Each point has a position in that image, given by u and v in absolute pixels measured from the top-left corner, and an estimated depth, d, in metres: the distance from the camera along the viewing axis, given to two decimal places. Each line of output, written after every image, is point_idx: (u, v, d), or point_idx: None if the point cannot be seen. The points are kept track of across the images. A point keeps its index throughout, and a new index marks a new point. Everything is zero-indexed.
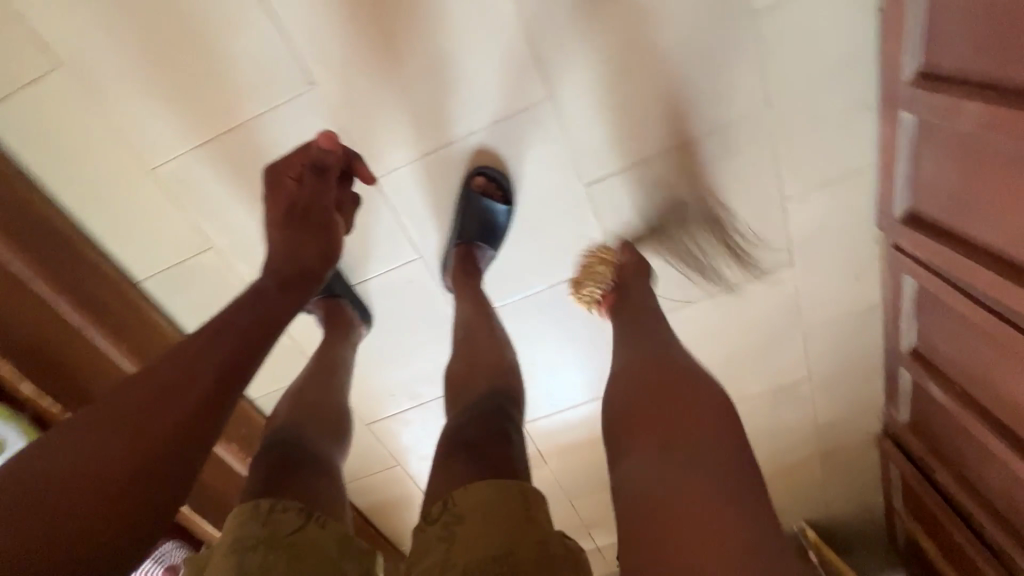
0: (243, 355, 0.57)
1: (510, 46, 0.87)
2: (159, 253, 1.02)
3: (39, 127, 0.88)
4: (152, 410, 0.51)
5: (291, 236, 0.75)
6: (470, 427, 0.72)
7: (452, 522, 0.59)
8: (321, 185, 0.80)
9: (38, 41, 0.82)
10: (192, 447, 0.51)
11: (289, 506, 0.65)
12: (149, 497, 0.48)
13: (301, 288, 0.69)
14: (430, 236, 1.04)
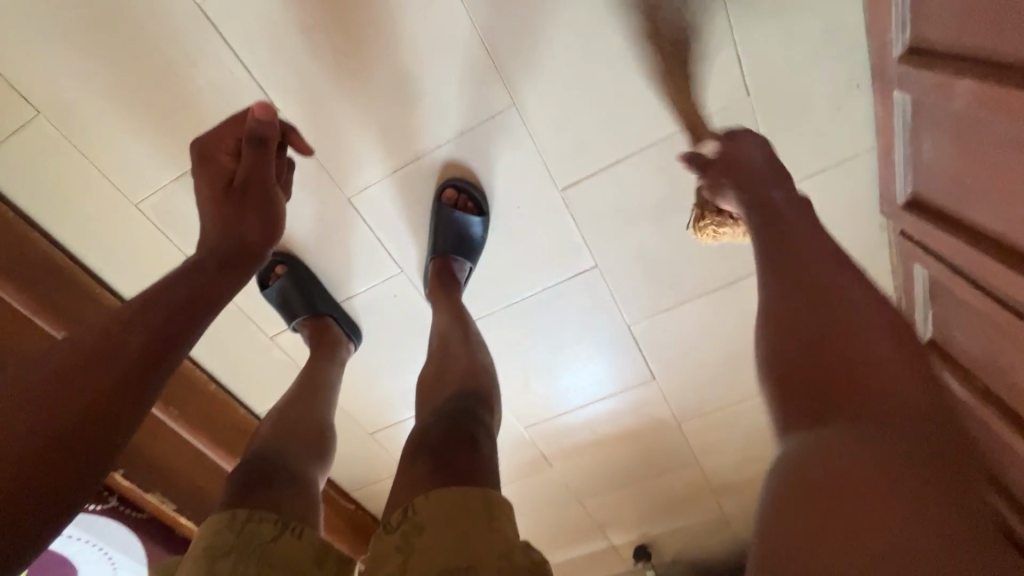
0: (189, 318, 0.51)
1: (467, 56, 0.85)
2: (154, 281, 1.06)
3: (28, 170, 0.92)
4: (83, 364, 0.43)
5: (230, 213, 0.68)
6: (437, 426, 0.69)
7: (411, 532, 0.55)
8: (259, 156, 0.72)
9: (16, 91, 0.85)
10: (123, 410, 0.43)
11: (264, 516, 0.64)
12: (74, 462, 0.39)
13: (239, 268, 0.62)
14: (409, 250, 1.04)
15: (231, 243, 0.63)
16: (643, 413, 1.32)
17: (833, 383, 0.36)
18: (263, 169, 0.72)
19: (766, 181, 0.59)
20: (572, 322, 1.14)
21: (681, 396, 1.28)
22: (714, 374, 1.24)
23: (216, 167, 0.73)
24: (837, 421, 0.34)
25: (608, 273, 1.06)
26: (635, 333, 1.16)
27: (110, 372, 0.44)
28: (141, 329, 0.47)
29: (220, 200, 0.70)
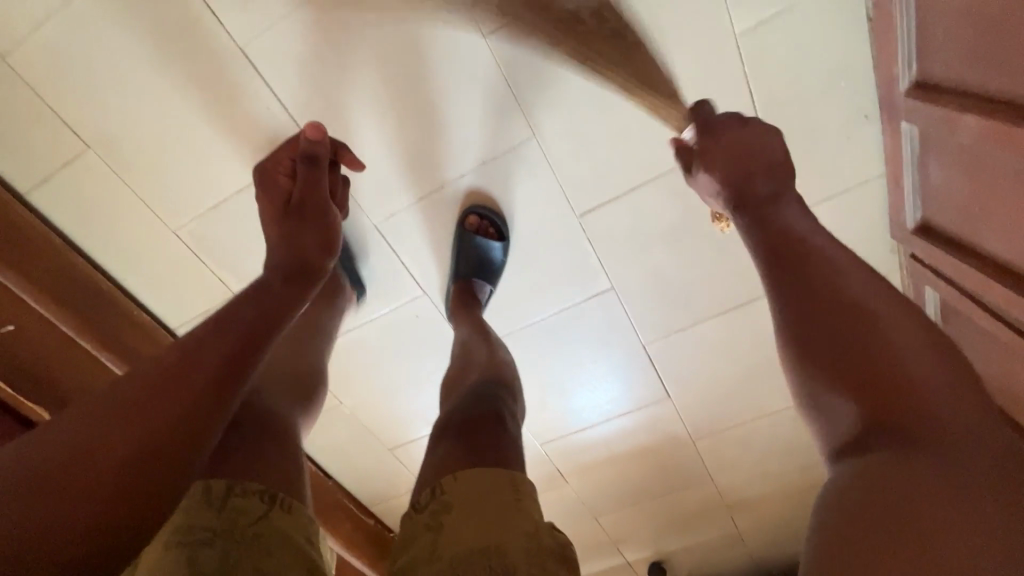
0: (259, 336, 0.51)
1: (490, 91, 0.90)
2: (189, 302, 1.11)
3: (75, 197, 0.97)
4: (160, 384, 0.44)
5: (288, 232, 0.65)
6: (467, 411, 0.75)
7: (442, 510, 0.58)
8: (313, 174, 0.71)
9: (68, 127, 0.91)
10: (196, 434, 0.43)
11: (247, 487, 0.60)
12: (162, 481, 0.41)
13: (300, 284, 0.60)
14: (432, 273, 1.08)
15: (290, 262, 0.60)
16: (659, 429, 1.33)
17: (878, 407, 0.39)
18: (318, 185, 0.69)
19: (764, 169, 0.59)
20: (588, 342, 1.17)
21: (696, 414, 1.30)
22: (730, 393, 1.26)
23: (274, 187, 0.73)
24: (897, 451, 0.37)
25: (624, 295, 1.10)
26: (650, 353, 1.19)
27: (188, 394, 0.44)
28: (214, 348, 0.47)
29: (280, 220, 0.68)
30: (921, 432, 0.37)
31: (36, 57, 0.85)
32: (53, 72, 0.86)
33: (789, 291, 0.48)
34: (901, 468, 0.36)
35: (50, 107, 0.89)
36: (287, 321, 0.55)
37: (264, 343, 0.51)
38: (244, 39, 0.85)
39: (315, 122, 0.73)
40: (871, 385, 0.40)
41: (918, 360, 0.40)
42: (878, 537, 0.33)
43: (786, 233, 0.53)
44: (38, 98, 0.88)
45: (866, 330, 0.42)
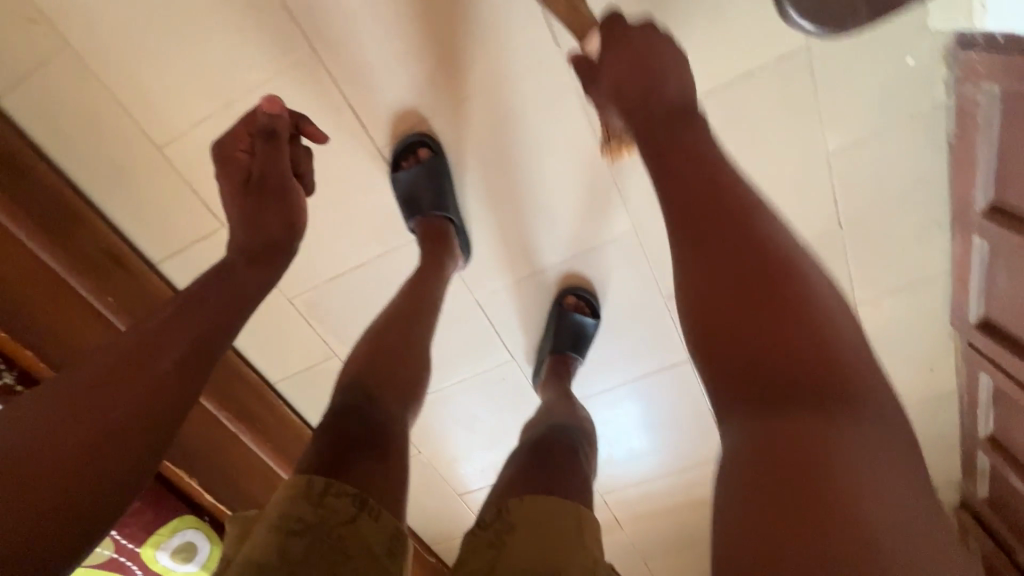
0: (220, 319, 0.56)
1: (596, 190, 0.96)
2: (291, 362, 1.16)
3: (204, 267, 1.05)
4: (140, 345, 0.50)
5: (253, 210, 0.75)
6: (554, 445, 0.84)
7: (505, 531, 0.65)
8: (271, 152, 0.77)
9: (207, 206, 0.99)
10: (163, 416, 0.49)
11: (342, 489, 0.62)
12: (139, 431, 0.47)
13: (266, 261, 0.73)
14: (523, 342, 1.15)
15: (258, 240, 0.73)
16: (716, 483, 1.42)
17: (785, 352, 0.36)
18: (277, 161, 0.77)
19: (664, 70, 0.53)
20: (661, 405, 1.25)
21: None
22: None
23: (234, 166, 0.77)
24: (795, 406, 0.34)
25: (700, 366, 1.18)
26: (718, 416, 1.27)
27: (148, 382, 0.49)
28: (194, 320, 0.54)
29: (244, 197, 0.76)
30: (827, 403, 0.34)
31: (188, 148, 0.93)
32: (200, 160, 0.94)
33: (691, 197, 0.44)
34: (791, 404, 0.34)
35: (192, 188, 0.97)
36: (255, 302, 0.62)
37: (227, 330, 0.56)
38: (381, 141, 0.93)
39: (272, 96, 0.78)
40: (774, 323, 0.37)
41: (838, 306, 0.38)
42: (788, 511, 0.30)
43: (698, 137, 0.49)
44: (183, 182, 0.97)
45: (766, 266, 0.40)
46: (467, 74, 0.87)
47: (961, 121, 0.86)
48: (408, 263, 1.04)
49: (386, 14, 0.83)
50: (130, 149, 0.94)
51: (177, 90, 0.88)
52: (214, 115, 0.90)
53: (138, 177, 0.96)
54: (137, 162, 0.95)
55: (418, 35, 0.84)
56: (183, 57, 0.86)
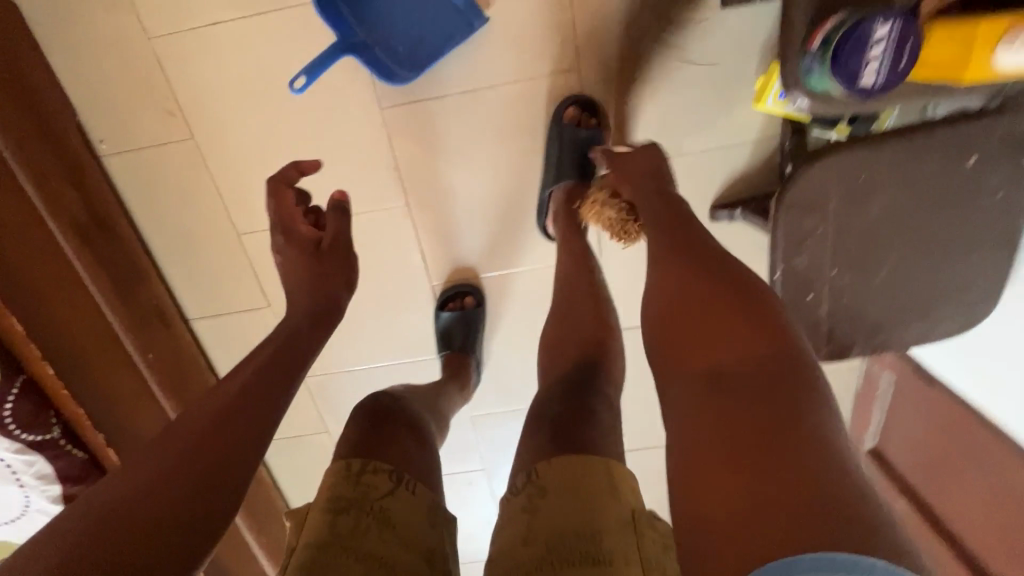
0: (281, 370, 0.62)
1: None
2: (283, 429, 1.25)
3: (235, 337, 1.12)
4: (192, 429, 0.54)
5: (318, 270, 0.77)
6: (566, 395, 0.72)
7: (537, 495, 0.59)
8: (339, 219, 0.82)
9: (261, 290, 1.08)
10: (238, 456, 0.54)
11: (380, 466, 0.61)
12: (201, 509, 0.50)
13: (324, 320, 0.73)
14: (496, 460, 1.29)
15: (320, 301, 0.74)
16: None
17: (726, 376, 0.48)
18: (343, 225, 0.81)
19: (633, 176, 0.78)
20: None
21: None
22: None
23: (300, 237, 0.80)
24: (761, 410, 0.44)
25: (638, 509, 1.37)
26: None
27: (228, 432, 0.54)
28: (250, 396, 0.58)
29: (310, 259, 0.78)
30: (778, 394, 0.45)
31: (264, 240, 1.04)
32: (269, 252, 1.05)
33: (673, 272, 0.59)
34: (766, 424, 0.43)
35: (254, 273, 1.07)
36: (299, 376, 0.64)
37: (284, 377, 0.62)
38: (434, 280, 1.08)
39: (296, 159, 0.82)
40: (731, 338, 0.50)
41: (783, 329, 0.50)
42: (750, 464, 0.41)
43: (679, 245, 0.62)
44: (247, 264, 1.06)
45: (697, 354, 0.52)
46: (521, 251, 1.05)
47: (867, 382, 1.15)
48: (422, 375, 1.18)
49: (474, 193, 1.00)
50: (210, 228, 1.03)
51: (272, 195, 1.00)
52: None
53: (205, 251, 1.05)
54: (210, 239, 1.04)
55: (493, 214, 1.02)
56: (290, 174, 0.98)
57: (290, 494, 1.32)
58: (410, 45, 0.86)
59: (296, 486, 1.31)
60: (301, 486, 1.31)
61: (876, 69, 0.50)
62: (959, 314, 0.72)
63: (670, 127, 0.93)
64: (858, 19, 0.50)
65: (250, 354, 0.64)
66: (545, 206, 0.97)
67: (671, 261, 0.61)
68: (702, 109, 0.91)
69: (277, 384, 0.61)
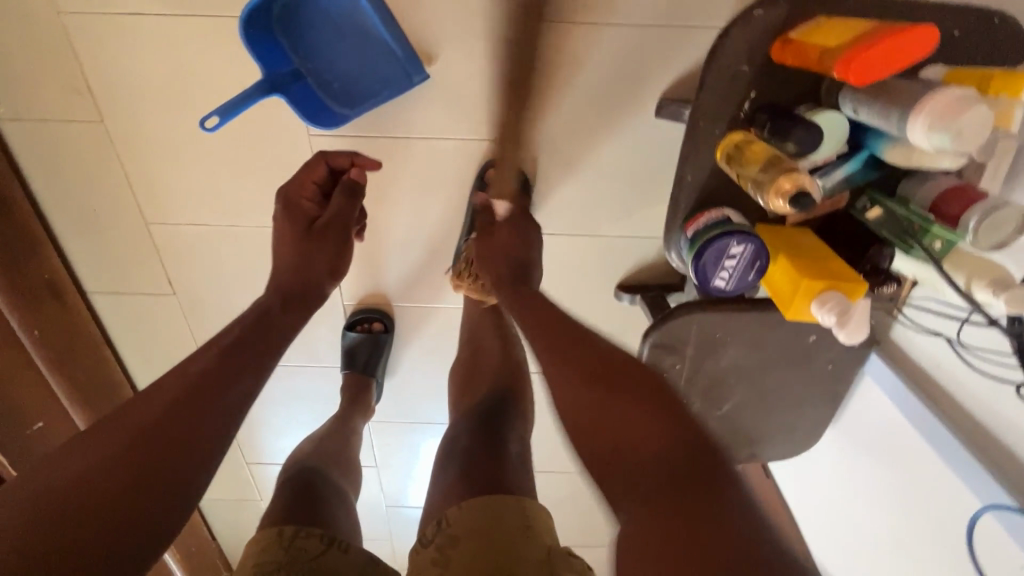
0: (235, 350, 0.66)
1: None
2: None
3: (136, 315, 1.12)
4: (148, 413, 0.56)
5: (305, 252, 0.82)
6: (476, 429, 0.71)
7: (446, 544, 0.56)
8: (344, 204, 0.85)
9: (168, 278, 1.07)
10: (185, 445, 0.56)
11: (313, 530, 0.63)
12: (147, 499, 0.52)
13: (299, 307, 0.78)
14: (388, 463, 1.35)
15: (292, 282, 0.79)
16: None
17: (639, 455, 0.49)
18: (347, 214, 0.85)
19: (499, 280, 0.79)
20: None
21: None
22: None
23: (299, 209, 0.85)
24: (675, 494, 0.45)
25: None
26: None
27: (176, 423, 0.57)
28: (202, 384, 0.61)
29: (300, 241, 0.83)
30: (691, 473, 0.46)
31: (174, 233, 1.01)
32: (179, 244, 1.03)
33: (579, 358, 0.59)
34: (680, 503, 0.45)
35: (161, 260, 1.05)
36: (263, 369, 0.67)
37: (239, 357, 0.66)
38: (347, 299, 1.10)
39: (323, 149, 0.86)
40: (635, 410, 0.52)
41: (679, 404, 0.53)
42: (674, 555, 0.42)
43: (567, 339, 0.62)
44: (154, 253, 1.04)
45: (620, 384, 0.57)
46: (434, 290, 1.08)
47: None
48: (323, 381, 1.20)
49: (393, 231, 1.00)
50: (118, 211, 0.99)
51: (187, 192, 0.97)
52: (212, 222, 1.01)
53: (109, 231, 1.01)
54: (115, 221, 1.00)
55: (411, 252, 1.02)
56: (206, 175, 0.95)
57: None
58: (345, 85, 0.83)
59: None
60: None
61: (727, 276, 0.57)
62: (786, 445, 0.83)
63: (589, 210, 0.96)
64: (727, 227, 0.55)
65: (214, 338, 0.67)
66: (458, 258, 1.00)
67: (569, 351, 0.61)
68: (622, 200, 0.95)
69: (235, 375, 0.64)
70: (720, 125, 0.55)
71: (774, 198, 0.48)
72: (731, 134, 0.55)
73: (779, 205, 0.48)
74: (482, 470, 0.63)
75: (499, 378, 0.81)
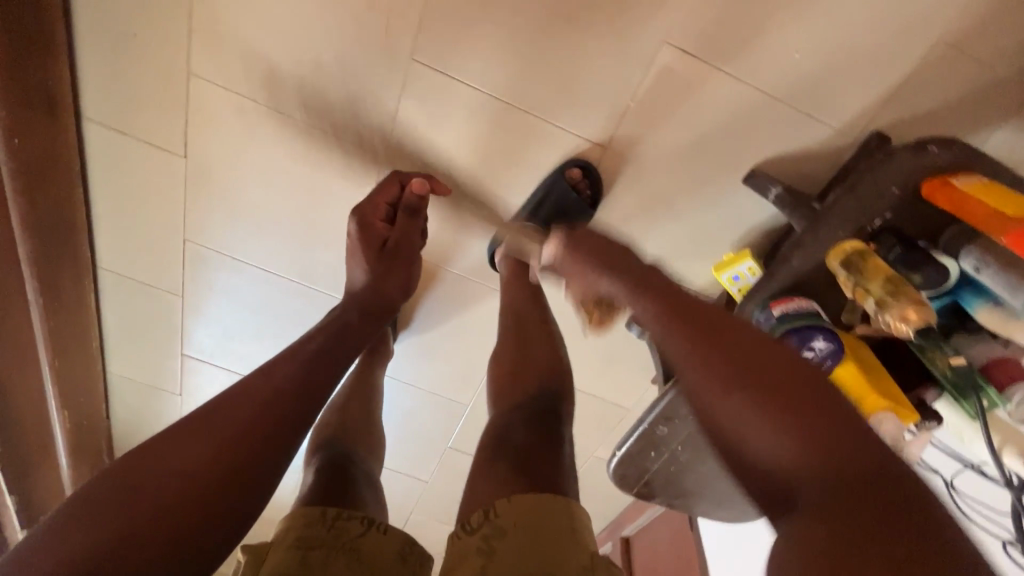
0: (315, 356, 0.65)
1: (471, 367, 1.24)
2: (134, 268, 1.15)
3: (130, 161, 0.99)
4: (239, 413, 0.56)
5: (380, 271, 0.91)
6: (524, 433, 0.70)
7: (494, 536, 0.55)
8: (408, 226, 0.92)
9: (184, 139, 0.96)
10: (266, 445, 0.55)
11: (353, 514, 0.66)
12: (225, 503, 0.51)
13: (373, 321, 0.81)
14: None
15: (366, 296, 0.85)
16: None
17: (821, 449, 0.38)
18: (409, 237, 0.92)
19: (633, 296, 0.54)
20: (392, 494, 1.57)
21: None
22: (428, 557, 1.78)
23: (373, 231, 0.93)
24: (865, 513, 0.34)
25: (430, 487, 1.53)
26: (410, 516, 1.64)
27: (258, 422, 0.56)
28: (287, 386, 0.60)
29: (375, 260, 0.93)
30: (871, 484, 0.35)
31: (214, 97, 0.91)
32: (214, 110, 0.92)
33: (681, 331, 0.47)
34: (851, 519, 0.34)
35: (185, 118, 0.93)
36: (338, 376, 0.66)
37: (322, 365, 0.64)
38: None
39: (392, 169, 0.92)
40: (778, 399, 0.40)
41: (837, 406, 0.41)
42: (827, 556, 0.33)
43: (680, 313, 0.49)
44: (182, 110, 0.93)
45: (734, 347, 0.45)
46: (460, 254, 1.06)
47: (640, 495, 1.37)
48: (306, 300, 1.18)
49: (449, 185, 0.97)
50: (162, 47, 0.86)
51: (251, 59, 0.87)
52: (262, 104, 0.91)
53: (141, 65, 0.88)
54: (153, 57, 0.88)
55: (455, 212, 1.00)
56: (281, 51, 0.86)
57: (110, 323, 1.24)
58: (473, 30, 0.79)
59: (122, 321, 1.24)
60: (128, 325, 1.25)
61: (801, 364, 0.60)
62: (733, 512, 0.91)
63: (641, 242, 0.99)
64: (814, 321, 0.61)
65: (296, 346, 0.65)
66: None
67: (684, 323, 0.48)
68: (673, 244, 0.99)
69: (318, 383, 0.62)
70: (837, 235, 0.66)
71: (898, 321, 0.57)
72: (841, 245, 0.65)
73: (902, 329, 0.57)
74: (539, 467, 0.63)
75: (546, 377, 0.84)
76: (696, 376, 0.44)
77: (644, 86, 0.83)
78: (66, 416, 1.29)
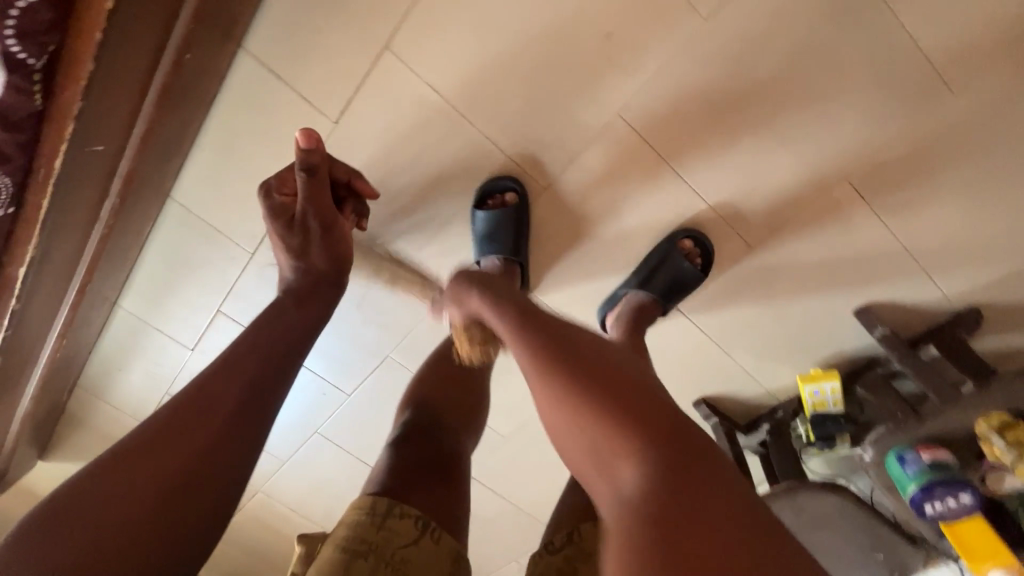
0: (276, 355, 0.65)
1: (522, 404, 1.22)
2: (211, 212, 1.04)
3: (271, 108, 0.92)
4: (204, 427, 0.57)
5: (302, 250, 0.83)
6: None
7: None
8: (315, 185, 0.81)
9: (344, 107, 0.91)
10: (229, 450, 0.57)
11: (407, 511, 0.62)
12: (170, 530, 0.52)
13: (316, 299, 0.76)
14: (364, 396, 1.28)
15: (303, 280, 0.80)
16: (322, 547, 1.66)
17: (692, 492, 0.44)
18: (319, 199, 0.82)
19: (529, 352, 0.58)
20: None
21: None
22: None
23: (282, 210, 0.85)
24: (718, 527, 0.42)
25: None
26: None
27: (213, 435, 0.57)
28: (233, 393, 0.60)
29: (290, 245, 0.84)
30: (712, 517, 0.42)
31: (400, 81, 0.88)
32: (393, 93, 0.89)
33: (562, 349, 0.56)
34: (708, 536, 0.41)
35: (357, 88, 0.89)
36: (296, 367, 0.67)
37: (280, 363, 0.65)
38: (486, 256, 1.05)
39: (306, 128, 0.78)
40: (637, 424, 0.49)
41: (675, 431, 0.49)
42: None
43: (559, 352, 0.56)
44: (359, 80, 0.88)
45: (621, 460, 0.48)
46: (565, 294, 1.07)
47: None
48: (391, 297, 1.11)
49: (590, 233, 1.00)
50: (375, 15, 0.83)
51: (457, 59, 0.86)
52: (445, 102, 0.89)
53: (338, 25, 0.84)
54: (355, 22, 0.84)
55: (582, 260, 1.02)
56: (493, 63, 0.86)
57: (150, 257, 1.11)
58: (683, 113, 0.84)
59: (165, 259, 1.11)
60: (170, 265, 1.12)
61: (940, 507, 0.87)
62: None
63: (737, 334, 1.07)
64: (954, 478, 0.87)
65: (238, 349, 0.64)
66: (615, 300, 1.05)
67: (566, 378, 0.53)
68: (762, 345, 1.08)
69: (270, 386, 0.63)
70: (984, 405, 0.89)
71: None
72: (995, 414, 0.88)
73: None
74: None
75: None
76: (562, 411, 0.52)
77: (805, 204, 0.92)
78: (59, 344, 1.12)
